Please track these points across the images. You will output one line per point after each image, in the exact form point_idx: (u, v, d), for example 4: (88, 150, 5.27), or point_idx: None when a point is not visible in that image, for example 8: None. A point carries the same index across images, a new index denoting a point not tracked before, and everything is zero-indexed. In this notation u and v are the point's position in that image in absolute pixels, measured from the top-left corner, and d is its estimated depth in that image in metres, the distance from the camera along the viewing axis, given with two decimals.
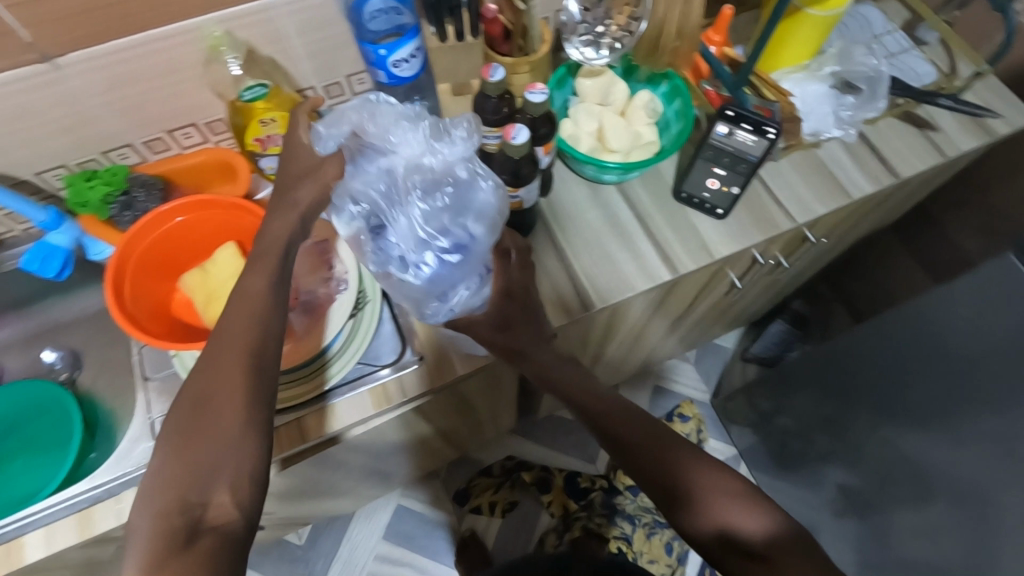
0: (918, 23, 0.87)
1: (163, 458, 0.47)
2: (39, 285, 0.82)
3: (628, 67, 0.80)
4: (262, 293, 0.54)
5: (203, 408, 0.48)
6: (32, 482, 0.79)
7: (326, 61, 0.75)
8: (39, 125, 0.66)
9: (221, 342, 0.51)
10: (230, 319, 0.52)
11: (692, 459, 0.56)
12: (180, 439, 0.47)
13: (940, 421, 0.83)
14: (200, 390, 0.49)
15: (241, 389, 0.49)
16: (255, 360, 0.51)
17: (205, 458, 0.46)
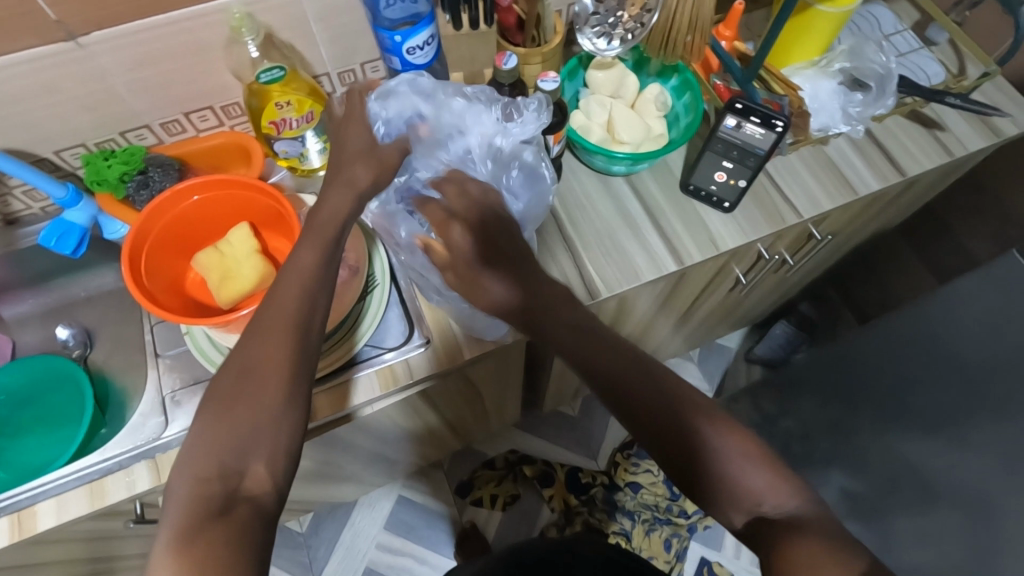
0: (928, 23, 0.88)
1: (202, 425, 0.48)
2: (55, 262, 0.83)
3: (638, 60, 0.81)
4: (311, 269, 0.55)
5: (245, 377, 0.49)
6: (43, 456, 0.80)
7: (343, 48, 0.76)
8: (61, 104, 0.68)
9: (267, 314, 0.52)
10: (276, 297, 0.53)
11: (718, 427, 0.53)
12: (219, 407, 0.48)
13: (949, 428, 0.85)
14: (242, 361, 0.50)
15: (283, 363, 0.50)
16: (299, 334, 0.52)
17: (244, 430, 0.47)
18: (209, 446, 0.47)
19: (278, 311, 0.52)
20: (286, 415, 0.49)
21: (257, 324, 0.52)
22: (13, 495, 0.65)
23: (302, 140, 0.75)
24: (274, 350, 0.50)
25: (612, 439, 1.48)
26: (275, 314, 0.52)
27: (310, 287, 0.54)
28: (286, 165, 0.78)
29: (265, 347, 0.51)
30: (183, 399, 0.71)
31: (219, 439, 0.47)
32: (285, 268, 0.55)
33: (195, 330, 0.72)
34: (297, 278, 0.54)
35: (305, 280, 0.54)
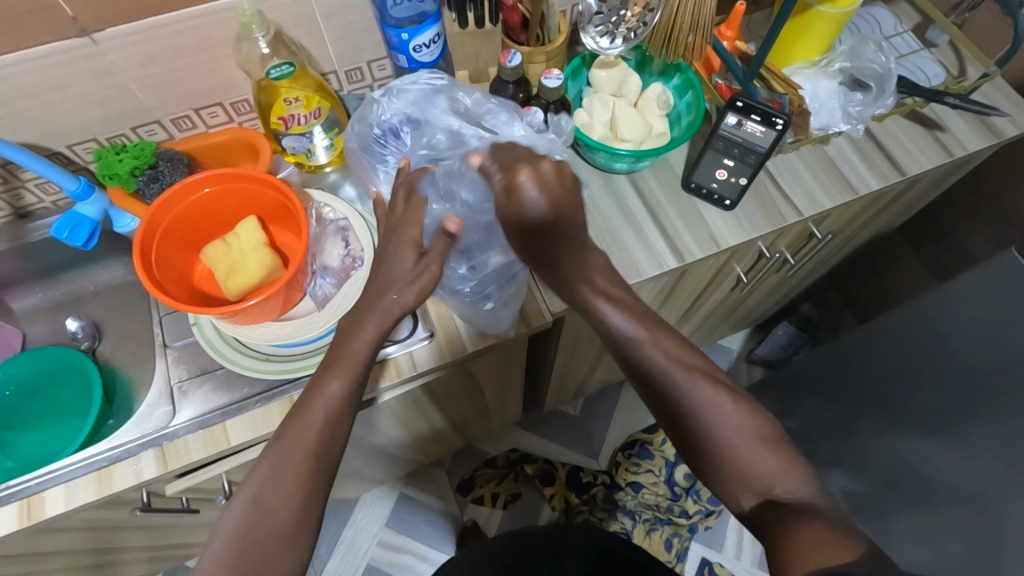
0: (928, 26, 0.89)
1: (224, 538, 0.52)
2: (65, 256, 0.85)
3: (641, 60, 0.82)
4: (339, 396, 0.57)
5: (261, 510, 0.53)
6: (51, 446, 0.81)
7: (350, 46, 0.77)
8: (75, 99, 0.69)
9: (292, 439, 0.55)
10: (302, 421, 0.56)
11: (720, 395, 0.56)
12: (239, 528, 0.52)
13: (950, 428, 0.84)
14: (258, 488, 0.53)
15: (297, 489, 0.54)
16: (316, 467, 0.55)
17: (256, 556, 0.51)
18: (224, 565, 0.51)
19: (296, 446, 0.55)
20: (295, 546, 0.53)
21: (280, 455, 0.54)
22: (22, 482, 0.66)
23: (310, 136, 0.76)
24: (289, 485, 0.53)
25: (613, 439, 1.49)
26: (297, 446, 0.55)
27: (331, 421, 0.56)
28: (293, 161, 0.80)
29: (286, 481, 0.54)
30: (190, 389, 0.72)
31: (238, 559, 0.51)
32: (312, 395, 0.56)
33: (202, 322, 0.73)
34: (325, 405, 0.56)
35: (334, 408, 0.56)
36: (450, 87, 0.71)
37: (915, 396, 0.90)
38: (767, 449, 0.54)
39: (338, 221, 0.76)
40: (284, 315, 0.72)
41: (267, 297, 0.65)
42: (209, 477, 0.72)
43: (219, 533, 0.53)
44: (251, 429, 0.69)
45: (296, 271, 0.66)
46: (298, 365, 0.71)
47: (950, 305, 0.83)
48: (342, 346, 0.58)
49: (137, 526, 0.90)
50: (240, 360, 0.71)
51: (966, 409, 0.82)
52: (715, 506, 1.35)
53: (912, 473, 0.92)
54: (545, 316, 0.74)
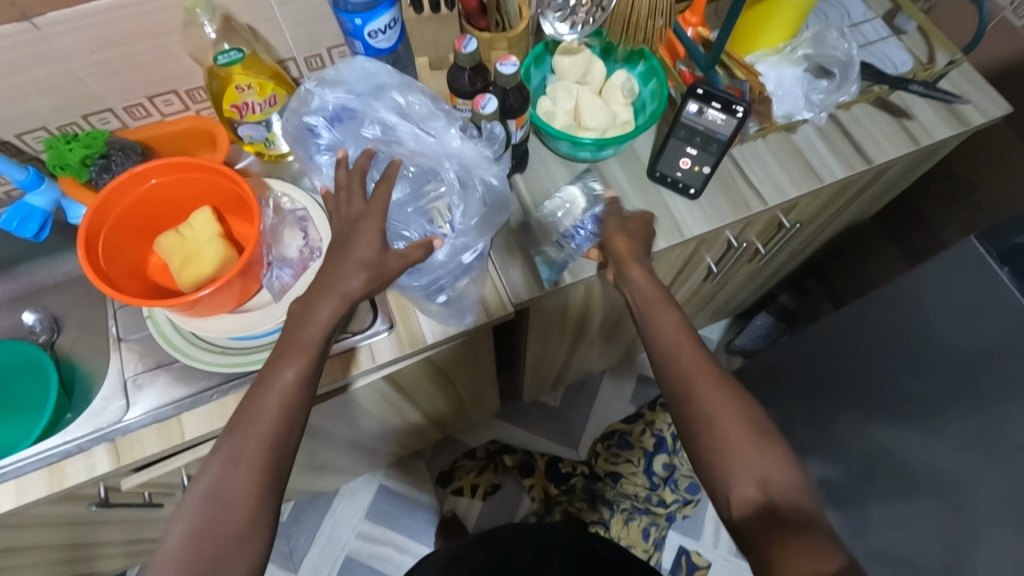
0: (897, 13, 0.88)
1: (180, 532, 0.51)
2: (21, 248, 0.83)
3: (605, 46, 0.81)
4: (295, 392, 0.56)
5: (217, 505, 0.52)
6: (10, 442, 0.80)
7: (307, 33, 0.76)
8: (19, 86, 0.67)
9: (248, 430, 0.54)
10: (256, 411, 0.54)
11: (715, 384, 0.60)
12: (195, 523, 0.51)
13: (922, 417, 0.85)
14: (214, 479, 0.52)
15: (254, 484, 0.53)
16: (272, 461, 0.54)
17: (213, 553, 0.51)
18: (180, 562, 0.50)
19: (250, 440, 0.54)
20: (251, 539, 0.52)
21: (237, 451, 0.53)
22: None
23: (267, 125, 0.75)
24: (245, 478, 0.53)
25: (593, 429, 1.49)
26: (251, 435, 0.54)
27: (283, 413, 0.55)
28: (252, 151, 0.78)
29: (242, 472, 0.53)
30: (145, 383, 0.71)
31: (194, 555, 0.50)
32: (266, 385, 0.55)
33: (157, 315, 0.72)
34: (279, 395, 0.55)
35: (287, 397, 0.55)
36: (390, 83, 0.68)
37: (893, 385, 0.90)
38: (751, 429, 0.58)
39: (298, 212, 0.75)
40: (239, 308, 0.70)
41: (220, 288, 0.63)
42: (166, 472, 0.71)
43: (175, 528, 0.52)
44: (206, 423, 0.68)
45: (248, 261, 0.65)
46: (255, 357, 0.70)
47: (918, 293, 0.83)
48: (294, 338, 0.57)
49: (105, 521, 0.90)
50: (196, 354, 0.70)
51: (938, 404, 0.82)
52: (693, 495, 1.36)
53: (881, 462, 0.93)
54: (507, 307, 0.73)
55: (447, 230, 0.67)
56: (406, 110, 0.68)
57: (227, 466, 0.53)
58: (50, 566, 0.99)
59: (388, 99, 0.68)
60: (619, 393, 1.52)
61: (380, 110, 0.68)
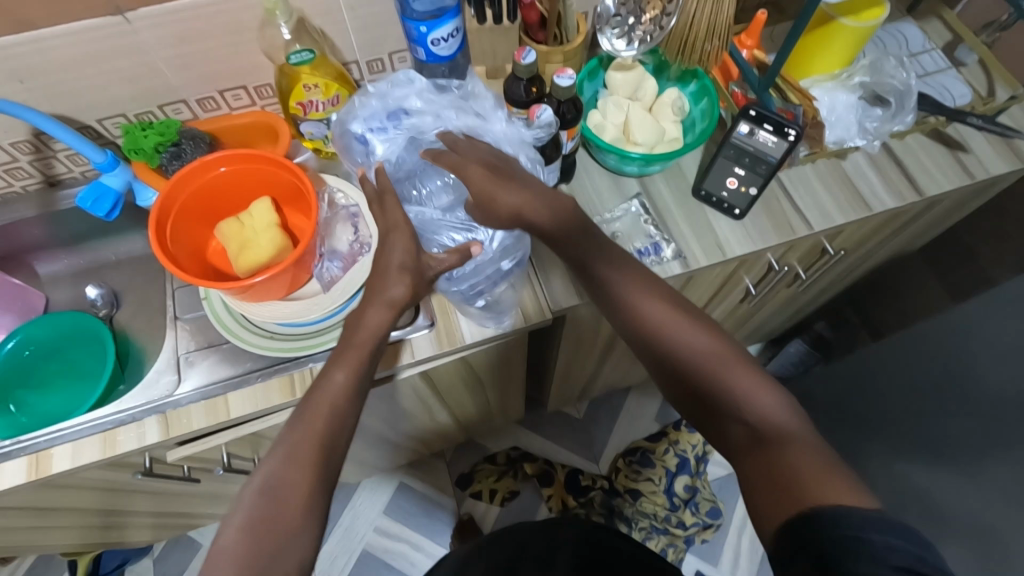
0: (958, 45, 0.87)
1: (235, 527, 0.50)
2: (89, 226, 0.88)
3: (658, 65, 0.83)
4: (343, 385, 0.58)
5: (273, 498, 0.51)
6: (63, 408, 0.85)
7: (372, 37, 0.79)
8: (105, 74, 0.72)
9: (303, 431, 0.55)
10: (315, 412, 0.56)
11: (698, 349, 0.56)
12: (249, 517, 0.50)
13: (964, 459, 0.83)
14: (269, 475, 0.52)
15: (311, 480, 0.53)
16: (327, 458, 0.55)
17: (269, 545, 0.50)
18: (236, 553, 0.49)
19: (306, 435, 0.55)
20: (299, 535, 0.51)
21: (296, 446, 0.54)
22: (33, 437, 0.69)
23: (327, 123, 0.78)
24: (302, 472, 0.53)
25: (615, 445, 1.48)
26: (309, 434, 0.55)
27: (339, 409, 0.57)
28: (312, 147, 0.82)
29: (299, 469, 0.53)
30: (196, 360, 0.74)
31: (247, 549, 0.49)
32: (319, 384, 0.58)
33: (213, 297, 0.75)
34: (329, 391, 0.57)
35: (340, 394, 0.57)
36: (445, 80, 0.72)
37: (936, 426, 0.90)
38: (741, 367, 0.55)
39: (350, 208, 0.78)
40: (290, 296, 0.73)
41: (274, 275, 0.66)
42: (208, 448, 0.74)
43: (227, 524, 0.51)
44: (251, 403, 0.71)
45: (303, 251, 0.68)
46: (300, 344, 0.73)
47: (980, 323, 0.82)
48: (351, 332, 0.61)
49: (143, 490, 0.94)
50: (247, 337, 0.73)
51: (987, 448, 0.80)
52: (713, 520, 1.35)
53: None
54: (546, 313, 0.75)
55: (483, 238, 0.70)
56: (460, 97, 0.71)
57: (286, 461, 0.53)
58: (87, 530, 1.04)
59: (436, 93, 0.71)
60: (645, 410, 1.51)
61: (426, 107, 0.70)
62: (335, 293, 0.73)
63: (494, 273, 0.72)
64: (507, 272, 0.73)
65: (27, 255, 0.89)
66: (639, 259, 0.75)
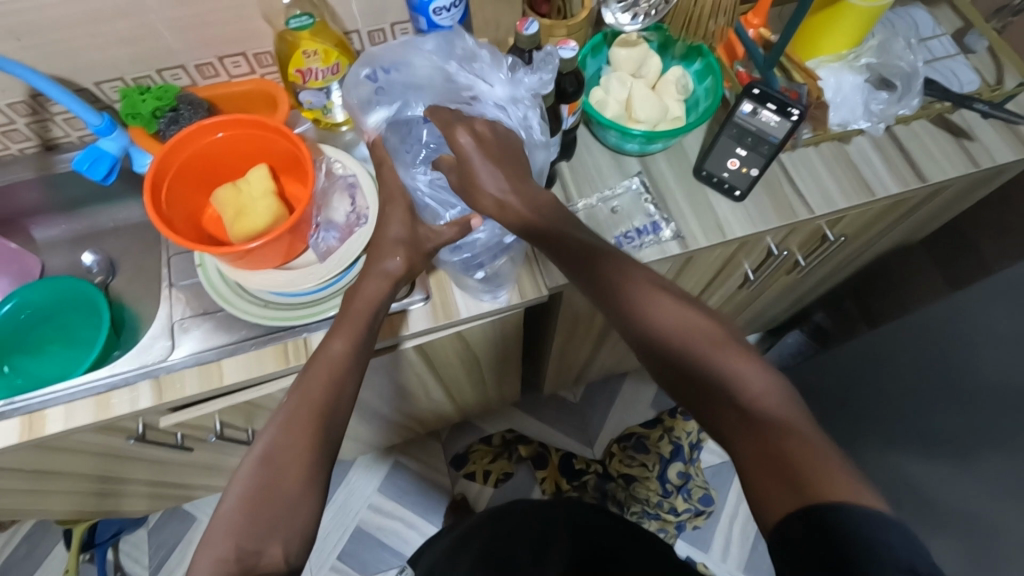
0: (968, 31, 0.86)
1: (235, 494, 0.50)
2: (86, 191, 0.88)
3: (663, 42, 0.81)
4: (340, 358, 0.57)
5: (272, 467, 0.51)
6: (58, 372, 0.84)
7: (373, 6, 0.78)
8: (103, 35, 0.71)
9: (298, 406, 0.54)
10: (309, 382, 0.55)
11: (691, 331, 0.54)
12: (248, 489, 0.50)
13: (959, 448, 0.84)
14: (266, 447, 0.52)
15: (308, 451, 0.52)
16: (324, 430, 0.54)
17: (267, 516, 0.49)
18: (237, 524, 0.49)
19: (301, 409, 0.54)
20: (298, 506, 0.51)
21: (294, 419, 0.53)
22: (26, 398, 0.69)
23: (327, 92, 0.77)
24: (298, 443, 0.52)
25: (610, 430, 1.49)
26: (304, 403, 0.54)
27: (339, 382, 0.56)
28: (311, 118, 0.81)
29: (295, 439, 0.52)
30: (191, 326, 0.74)
31: (249, 517, 0.49)
32: (315, 357, 0.57)
33: (207, 264, 0.74)
34: (326, 365, 0.57)
35: (337, 367, 0.57)
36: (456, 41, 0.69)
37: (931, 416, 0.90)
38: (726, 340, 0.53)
39: (348, 178, 0.77)
40: (285, 265, 0.73)
41: (270, 242, 0.66)
42: (200, 415, 0.74)
43: (230, 491, 0.51)
44: (244, 371, 0.71)
45: (299, 217, 0.67)
46: (294, 313, 0.73)
47: None
48: (347, 304, 0.61)
49: (137, 458, 0.94)
50: (241, 304, 0.73)
51: (980, 436, 0.81)
52: (705, 506, 1.36)
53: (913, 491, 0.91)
54: (541, 289, 0.74)
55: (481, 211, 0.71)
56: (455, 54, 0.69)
57: (284, 433, 0.53)
58: (82, 497, 1.05)
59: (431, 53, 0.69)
60: (639, 396, 1.52)
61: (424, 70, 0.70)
62: (331, 263, 0.72)
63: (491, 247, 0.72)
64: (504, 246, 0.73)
65: (23, 219, 0.88)
66: (637, 238, 0.75)
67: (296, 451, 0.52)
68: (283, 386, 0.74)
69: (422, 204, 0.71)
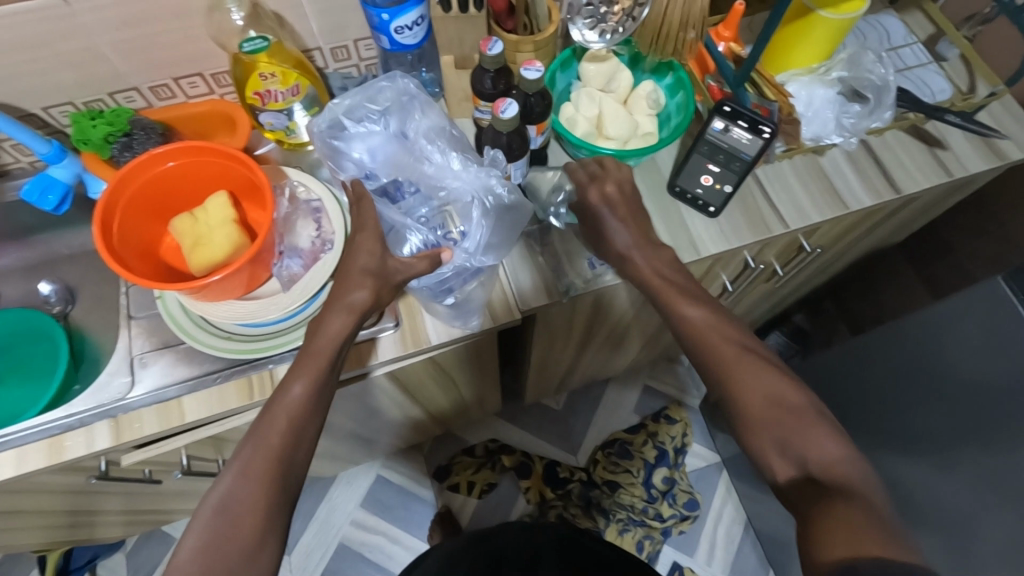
0: (940, 38, 0.85)
1: (190, 546, 0.48)
2: (39, 218, 0.84)
3: (633, 55, 0.80)
4: (304, 400, 0.55)
5: (229, 516, 0.49)
6: (14, 407, 0.81)
7: (333, 24, 0.75)
8: (46, 59, 0.68)
9: (255, 454, 0.52)
10: (268, 426, 0.53)
11: (745, 362, 0.59)
12: (203, 540, 0.48)
13: (940, 453, 0.85)
14: (221, 498, 0.50)
15: (265, 501, 0.50)
16: (281, 479, 0.52)
17: (222, 567, 0.48)
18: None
19: (257, 456, 0.52)
20: (256, 556, 0.49)
21: (250, 467, 0.51)
22: None
23: (288, 113, 0.75)
24: (255, 491, 0.50)
25: (595, 438, 1.48)
26: (260, 449, 0.52)
27: (297, 425, 0.54)
28: (273, 138, 0.79)
29: (253, 486, 0.51)
30: (151, 361, 0.71)
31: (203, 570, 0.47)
32: (274, 400, 0.55)
33: (168, 296, 0.72)
34: (288, 408, 0.54)
35: (298, 411, 0.54)
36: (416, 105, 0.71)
37: (909, 420, 0.90)
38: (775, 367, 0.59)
39: (313, 202, 0.75)
40: (248, 295, 0.70)
41: (230, 274, 0.63)
42: (163, 452, 0.71)
43: (184, 542, 0.49)
44: (207, 406, 0.69)
45: (260, 248, 0.65)
46: (258, 345, 0.70)
47: (953, 324, 0.82)
48: (308, 342, 0.59)
49: (103, 491, 0.91)
50: (201, 337, 0.70)
51: (961, 442, 0.82)
52: (690, 511, 1.35)
53: (895, 495, 0.91)
54: (514, 313, 0.73)
55: (457, 240, 0.68)
56: (401, 101, 0.72)
57: (238, 483, 0.50)
58: (50, 529, 1.01)
59: (378, 99, 0.72)
60: (623, 402, 1.51)
61: (382, 116, 0.72)
62: (295, 293, 0.70)
63: (461, 271, 0.68)
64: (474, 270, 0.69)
65: None
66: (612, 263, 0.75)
67: (251, 500, 0.50)
68: (250, 419, 0.72)
69: (388, 227, 0.67)
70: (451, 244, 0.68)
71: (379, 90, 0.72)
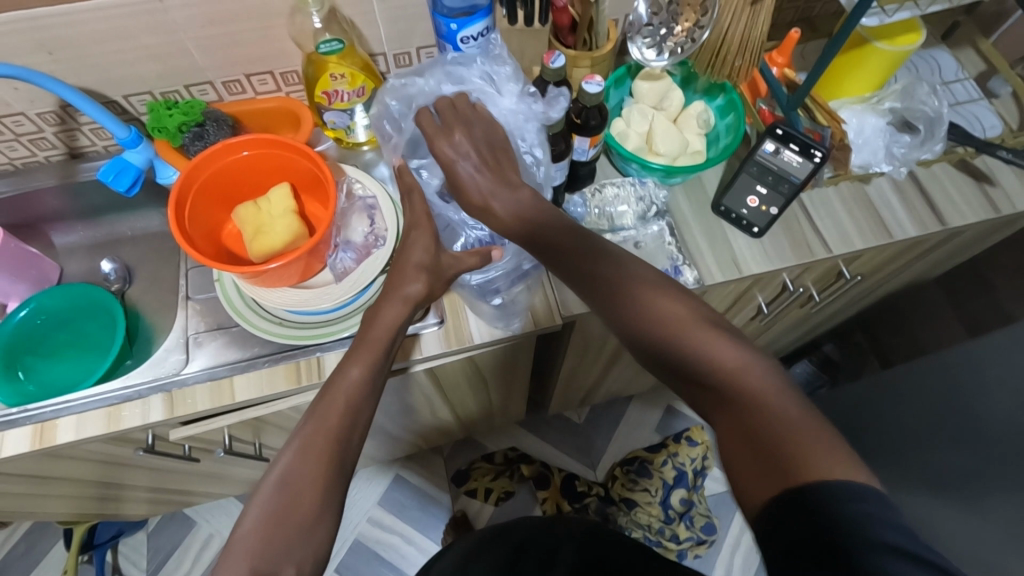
0: (992, 75, 0.86)
1: (253, 517, 0.50)
2: (108, 199, 0.89)
3: (686, 76, 0.82)
4: (358, 383, 0.57)
5: (288, 493, 0.51)
6: (67, 378, 0.84)
7: (400, 31, 0.79)
8: (134, 51, 0.73)
9: (315, 433, 0.54)
10: (327, 405, 0.55)
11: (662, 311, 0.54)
12: (264, 511, 0.50)
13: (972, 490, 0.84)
14: (284, 471, 0.52)
15: (323, 479, 0.52)
16: (337, 457, 0.53)
17: (281, 539, 0.49)
18: (255, 541, 0.49)
19: (316, 434, 0.54)
20: (312, 530, 0.51)
21: (310, 444, 0.53)
22: (39, 406, 0.69)
23: (351, 113, 0.78)
24: (314, 467, 0.52)
25: (613, 453, 1.47)
26: (322, 428, 0.54)
27: (352, 406, 0.56)
28: (333, 136, 0.82)
29: (312, 463, 0.52)
30: (205, 341, 0.74)
31: (266, 535, 0.49)
32: (332, 381, 0.57)
33: (225, 280, 0.75)
34: (346, 390, 0.56)
35: (354, 392, 0.56)
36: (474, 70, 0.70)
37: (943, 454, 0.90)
38: (743, 349, 0.51)
39: (368, 199, 0.78)
40: (302, 284, 0.73)
41: (288, 263, 0.66)
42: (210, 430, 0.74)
43: (246, 514, 0.51)
44: (256, 388, 0.72)
45: (319, 240, 0.67)
46: (308, 332, 0.73)
47: None
48: (365, 331, 0.61)
49: (140, 466, 0.94)
50: (255, 321, 0.73)
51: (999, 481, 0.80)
52: (707, 535, 1.35)
53: None
54: (556, 318, 0.75)
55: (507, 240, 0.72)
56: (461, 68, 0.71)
57: (300, 458, 0.52)
58: (84, 500, 1.05)
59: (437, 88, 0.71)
60: (645, 420, 1.50)
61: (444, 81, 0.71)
62: (347, 284, 0.73)
63: (508, 274, 0.72)
64: (518, 275, 0.73)
65: (44, 224, 0.90)
66: None
67: (309, 475, 0.52)
68: (294, 404, 0.75)
69: (442, 224, 0.72)
70: (499, 243, 0.72)
71: (444, 72, 0.71)
